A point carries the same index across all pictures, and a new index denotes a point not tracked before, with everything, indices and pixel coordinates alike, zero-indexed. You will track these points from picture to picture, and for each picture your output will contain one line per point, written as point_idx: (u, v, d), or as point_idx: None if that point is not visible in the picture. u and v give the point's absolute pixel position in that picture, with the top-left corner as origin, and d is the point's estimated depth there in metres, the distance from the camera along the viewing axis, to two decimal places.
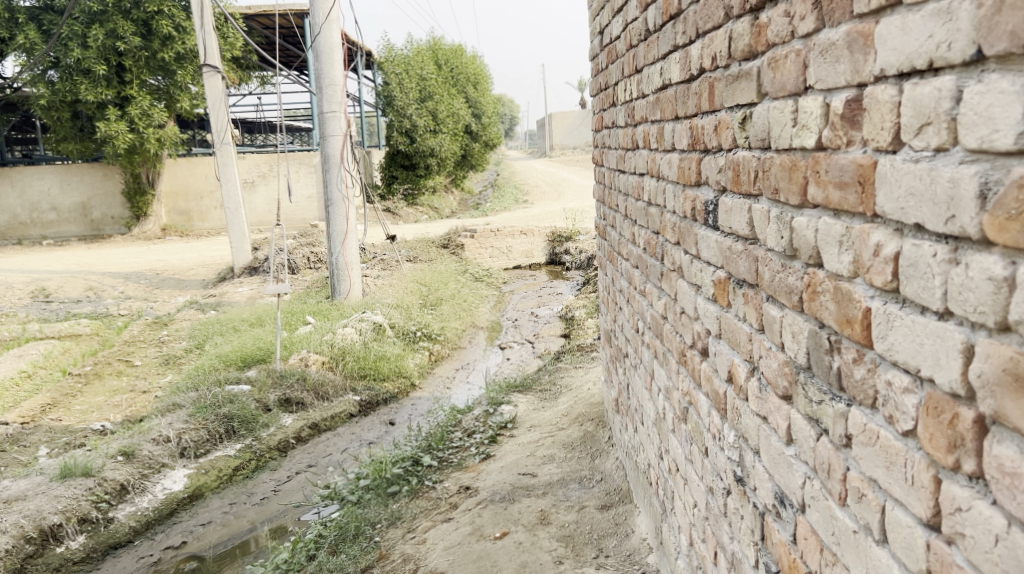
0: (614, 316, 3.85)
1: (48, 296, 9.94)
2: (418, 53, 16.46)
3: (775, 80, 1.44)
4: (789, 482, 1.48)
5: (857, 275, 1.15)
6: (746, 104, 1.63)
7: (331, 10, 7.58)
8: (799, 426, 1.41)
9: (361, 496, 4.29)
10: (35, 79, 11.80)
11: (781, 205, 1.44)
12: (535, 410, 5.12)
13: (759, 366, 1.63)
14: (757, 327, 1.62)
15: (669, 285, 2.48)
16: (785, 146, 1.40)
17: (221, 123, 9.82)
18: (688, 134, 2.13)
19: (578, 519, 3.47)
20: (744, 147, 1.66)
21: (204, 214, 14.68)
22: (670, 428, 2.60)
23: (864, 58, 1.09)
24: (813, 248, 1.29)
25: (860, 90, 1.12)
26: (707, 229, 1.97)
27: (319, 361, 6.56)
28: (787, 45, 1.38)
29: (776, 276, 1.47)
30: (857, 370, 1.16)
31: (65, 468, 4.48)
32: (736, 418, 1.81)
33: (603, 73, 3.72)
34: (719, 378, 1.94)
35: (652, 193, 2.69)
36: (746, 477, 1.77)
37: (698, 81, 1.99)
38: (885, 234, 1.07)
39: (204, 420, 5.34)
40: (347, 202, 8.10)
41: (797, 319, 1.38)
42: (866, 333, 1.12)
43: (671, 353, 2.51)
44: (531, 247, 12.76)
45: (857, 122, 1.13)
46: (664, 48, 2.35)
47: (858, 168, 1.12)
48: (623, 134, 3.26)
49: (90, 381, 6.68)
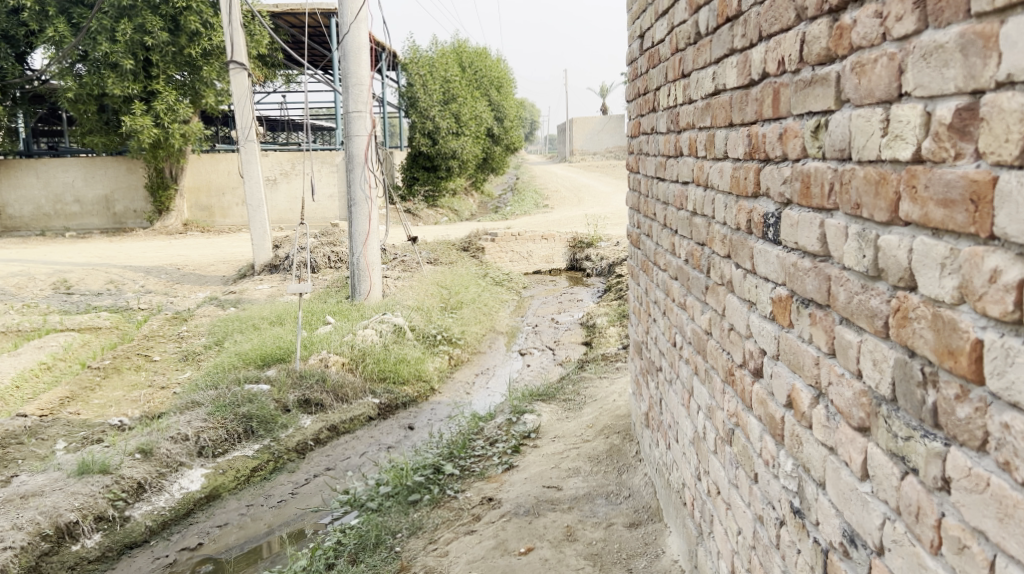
0: (646, 327, 3.74)
1: (70, 288, 9.96)
2: (443, 55, 16.36)
3: (860, 86, 1.33)
4: (863, 521, 1.37)
5: (963, 301, 1.05)
6: (820, 111, 1.52)
7: (361, 10, 7.50)
8: (878, 462, 1.30)
9: (381, 503, 4.20)
10: (64, 71, 11.85)
11: (863, 221, 1.33)
12: (558, 419, 5.02)
13: (827, 394, 1.52)
14: (826, 351, 1.52)
15: (715, 299, 2.38)
16: (871, 157, 1.29)
17: (246, 120, 9.80)
18: (744, 141, 2.02)
19: (606, 537, 3.35)
20: (816, 158, 1.55)
21: (225, 211, 14.73)
22: (712, 448, 2.49)
23: (983, 62, 1.00)
24: (905, 270, 1.18)
25: (975, 98, 1.03)
26: (766, 243, 1.86)
27: (339, 362, 6.46)
28: (876, 49, 1.27)
29: (853, 298, 1.37)
30: (960, 408, 1.06)
31: (82, 464, 4.43)
32: (796, 446, 1.70)
33: (642, 77, 3.62)
34: (775, 403, 1.83)
35: (698, 203, 2.58)
36: (806, 510, 1.66)
37: (760, 87, 1.89)
38: (1004, 259, 0.98)
39: (223, 419, 5.27)
40: (370, 202, 8.02)
41: (880, 346, 1.28)
42: (975, 368, 1.02)
43: (715, 371, 2.40)
44: (552, 252, 12.67)
45: (969, 132, 1.03)
46: (718, 51, 2.24)
47: (970, 185, 1.03)
48: (665, 141, 3.15)
49: (108, 375, 6.63)
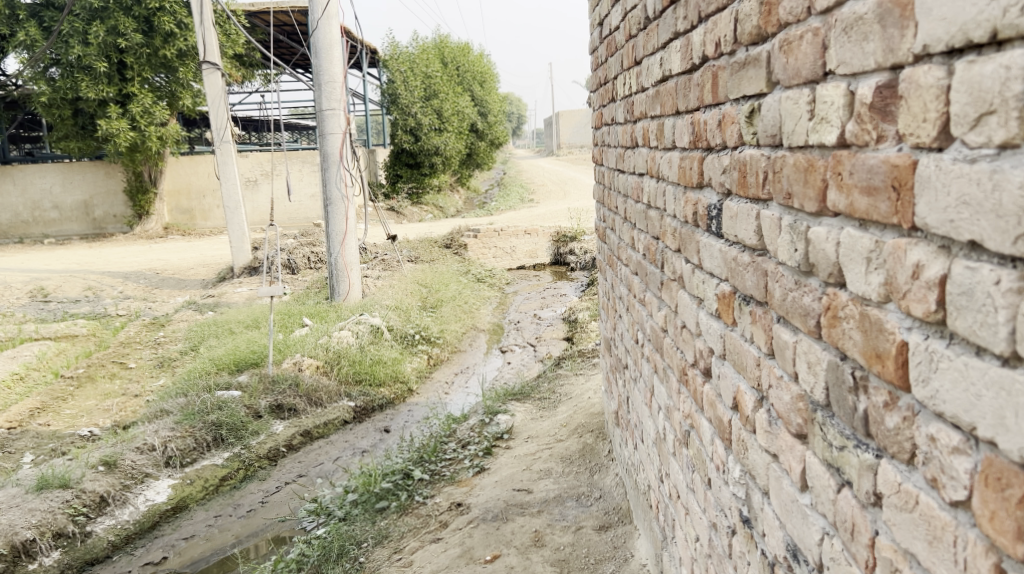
0: (613, 323, 3.62)
1: (46, 296, 9.75)
2: (423, 51, 16.17)
3: (788, 66, 1.23)
4: (804, 535, 1.27)
5: (889, 299, 0.94)
6: (753, 95, 1.42)
7: (329, 5, 7.31)
8: (816, 472, 1.21)
9: (348, 512, 4.10)
10: (36, 76, 11.62)
11: (795, 212, 1.23)
12: (532, 419, 4.92)
13: (768, 396, 1.42)
14: (766, 351, 1.42)
15: (669, 296, 2.27)
16: (801, 142, 1.19)
17: (222, 120, 9.61)
18: (689, 129, 1.91)
19: (574, 542, 3.26)
20: (751, 145, 1.45)
21: (206, 213, 14.58)
22: (671, 451, 2.40)
23: (900, 34, 0.90)
24: (834, 265, 1.09)
25: (894, 74, 0.92)
26: (710, 237, 1.75)
27: (313, 365, 6.32)
28: (803, 24, 1.17)
29: (788, 296, 1.27)
30: (888, 418, 0.96)
31: (41, 479, 4.29)
32: (742, 452, 1.60)
33: (603, 67, 3.50)
34: (723, 404, 1.73)
35: (652, 195, 2.47)
36: (754, 519, 1.56)
37: (701, 71, 1.78)
38: (927, 253, 0.87)
39: (191, 428, 5.14)
40: (347, 201, 7.85)
41: (813, 347, 1.18)
42: (901, 373, 0.92)
43: (671, 370, 2.30)
44: (535, 247, 12.51)
45: (889, 112, 0.93)
46: (663, 36, 2.13)
47: (892, 170, 0.92)
48: (623, 131, 3.02)
49: (81, 385, 6.49)
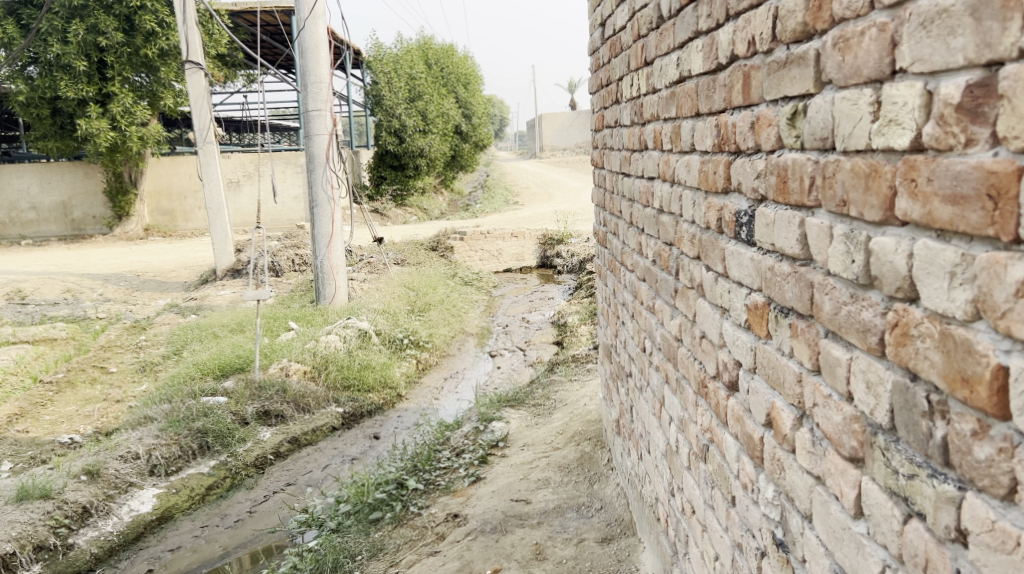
0: (615, 330, 3.53)
1: (24, 298, 9.51)
2: (408, 52, 16.03)
3: (843, 64, 1.14)
4: (858, 566, 1.19)
5: (979, 317, 0.89)
6: (796, 96, 1.34)
7: (316, 5, 7.20)
8: (874, 499, 1.13)
9: (340, 523, 3.99)
10: (14, 74, 11.38)
11: (851, 220, 1.15)
12: (527, 426, 4.82)
13: (812, 416, 1.34)
14: (810, 368, 1.33)
15: (684, 304, 2.19)
16: (859, 146, 1.11)
17: (204, 120, 9.43)
18: (712, 131, 1.83)
19: (577, 555, 3.16)
20: (793, 149, 1.37)
21: (188, 214, 14.36)
22: (685, 464, 2.31)
23: (1003, 28, 0.85)
24: (903, 278, 1.01)
25: (991, 72, 0.87)
26: (739, 244, 1.67)
27: (300, 370, 6.19)
28: (862, 20, 1.09)
29: (841, 310, 1.18)
30: (980, 447, 0.90)
31: (21, 490, 4.13)
32: (778, 472, 1.52)
33: (605, 67, 3.42)
34: (753, 420, 1.65)
35: (664, 199, 2.39)
36: (790, 543, 1.49)
37: (728, 71, 1.70)
38: None
39: (176, 435, 4.99)
40: (333, 203, 7.71)
41: (873, 365, 1.10)
42: (998, 398, 0.87)
43: (687, 382, 2.22)
44: (522, 249, 12.42)
45: (984, 113, 0.88)
46: (682, 34, 2.05)
47: (987, 176, 0.87)
48: (629, 133, 2.94)
49: (61, 390, 6.31)
